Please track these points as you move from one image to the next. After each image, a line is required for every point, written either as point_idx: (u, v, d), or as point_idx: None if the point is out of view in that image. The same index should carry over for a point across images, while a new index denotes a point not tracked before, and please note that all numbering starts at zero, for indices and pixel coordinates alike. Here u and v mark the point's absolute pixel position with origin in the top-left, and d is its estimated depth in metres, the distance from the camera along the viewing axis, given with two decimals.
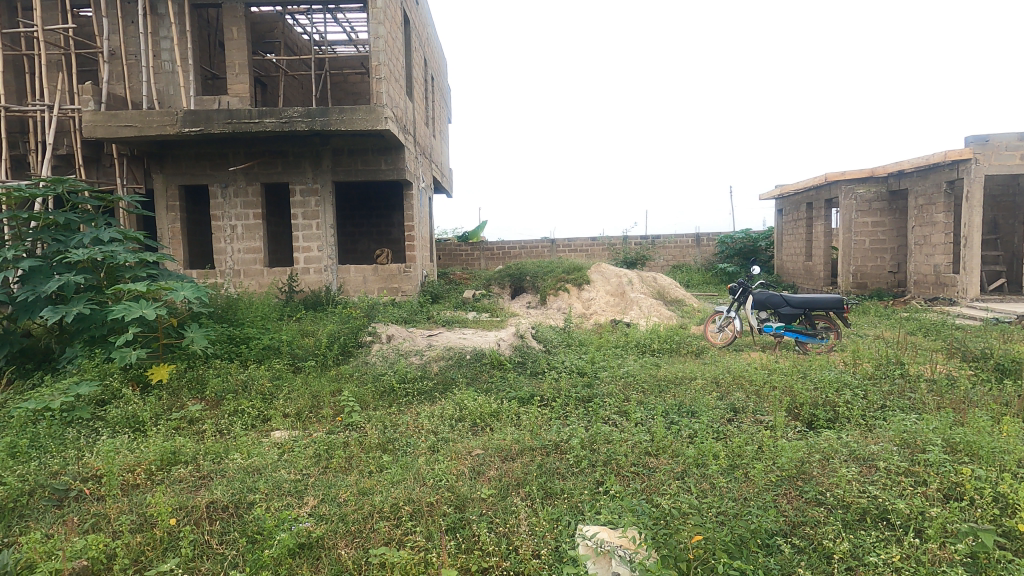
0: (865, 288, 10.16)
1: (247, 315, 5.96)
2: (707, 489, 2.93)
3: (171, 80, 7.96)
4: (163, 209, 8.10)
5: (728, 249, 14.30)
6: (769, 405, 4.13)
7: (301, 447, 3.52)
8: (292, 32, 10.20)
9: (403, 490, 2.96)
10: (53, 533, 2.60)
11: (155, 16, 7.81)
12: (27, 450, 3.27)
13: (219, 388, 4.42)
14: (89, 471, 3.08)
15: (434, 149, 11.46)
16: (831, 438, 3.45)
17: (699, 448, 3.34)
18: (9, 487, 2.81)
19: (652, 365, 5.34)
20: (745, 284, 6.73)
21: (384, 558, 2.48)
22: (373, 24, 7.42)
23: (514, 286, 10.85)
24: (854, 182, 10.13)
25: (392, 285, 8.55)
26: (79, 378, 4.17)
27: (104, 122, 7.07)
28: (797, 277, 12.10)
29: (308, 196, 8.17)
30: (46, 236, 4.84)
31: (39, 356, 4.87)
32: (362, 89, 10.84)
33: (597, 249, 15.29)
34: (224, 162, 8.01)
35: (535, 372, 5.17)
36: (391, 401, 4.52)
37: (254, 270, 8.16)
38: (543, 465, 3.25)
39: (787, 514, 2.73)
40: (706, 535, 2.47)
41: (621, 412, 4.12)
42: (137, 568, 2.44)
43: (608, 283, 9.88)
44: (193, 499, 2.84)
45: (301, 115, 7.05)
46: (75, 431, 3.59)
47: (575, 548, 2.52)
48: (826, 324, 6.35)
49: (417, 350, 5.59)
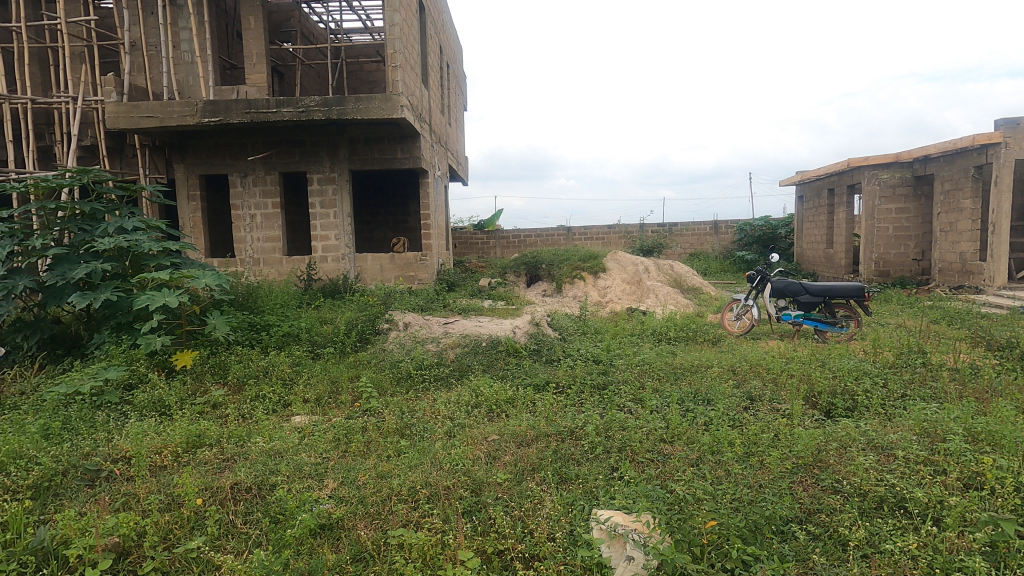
0: (888, 276, 9.98)
1: (267, 303, 6.07)
2: (722, 475, 2.94)
3: (190, 70, 8.05)
4: (185, 198, 8.24)
5: (747, 236, 14.12)
6: (785, 393, 4.11)
7: (321, 432, 3.60)
8: (308, 20, 10.24)
9: (421, 473, 3.02)
10: (86, 510, 2.69)
11: (174, 7, 7.90)
12: (60, 432, 3.40)
13: (241, 373, 4.52)
14: (119, 452, 3.18)
15: (449, 137, 11.43)
16: (849, 426, 3.43)
17: (714, 435, 3.35)
18: (44, 466, 2.92)
19: (668, 353, 5.33)
20: (763, 271, 6.63)
21: (402, 539, 2.53)
22: (388, 12, 7.42)
23: (530, 274, 10.86)
24: (878, 168, 9.89)
25: (409, 273, 8.63)
26: (107, 363, 4.29)
27: (126, 113, 7.18)
28: (817, 265, 11.91)
29: (325, 185, 8.23)
30: (73, 225, 4.95)
31: (68, 342, 5.01)
32: (378, 77, 10.86)
33: (613, 236, 15.21)
34: (243, 151, 8.10)
35: (550, 359, 5.20)
36: (408, 387, 4.60)
37: (273, 259, 8.28)
38: (559, 450, 3.29)
39: (803, 501, 2.74)
40: (721, 520, 2.48)
41: (636, 399, 4.13)
42: (166, 544, 2.53)
43: (623, 272, 9.83)
44: (218, 480, 2.93)
45: (318, 103, 7.08)
46: (105, 413, 3.72)
47: (590, 532, 2.55)
48: (847, 313, 6.27)
49: (434, 337, 5.64)
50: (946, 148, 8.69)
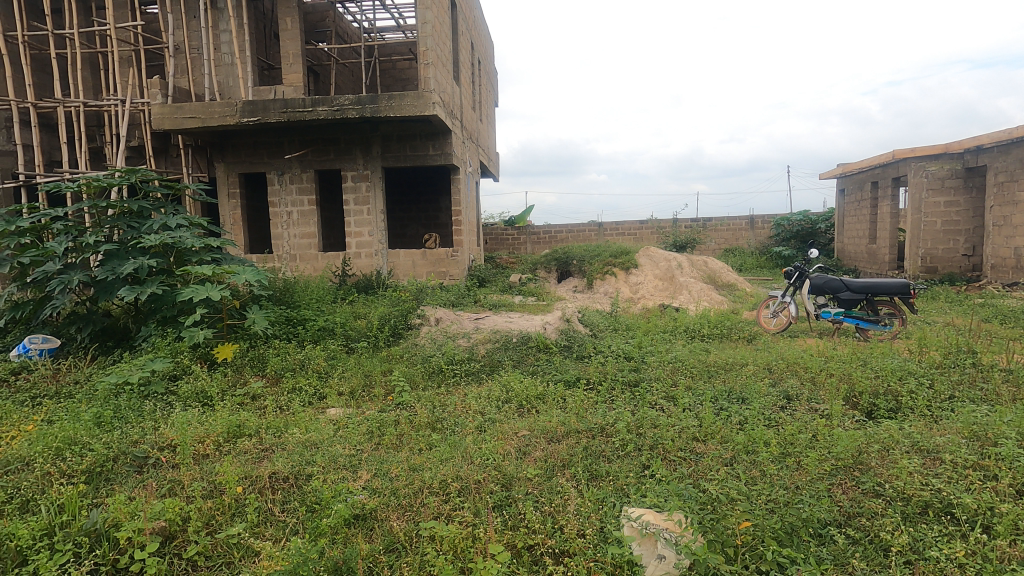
0: (935, 273, 9.58)
1: (303, 298, 6.21)
2: (758, 476, 2.88)
3: (230, 72, 8.30)
4: (225, 195, 8.49)
5: (785, 231, 13.73)
6: (824, 393, 3.99)
7: (355, 424, 3.68)
8: (342, 20, 10.42)
9: (452, 467, 3.06)
10: (135, 495, 2.82)
11: (215, 10, 8.14)
12: (111, 420, 3.57)
13: (279, 366, 4.66)
14: (164, 441, 3.31)
15: (481, 133, 11.47)
16: (892, 428, 3.32)
17: (749, 434, 3.28)
18: (97, 452, 3.07)
19: (702, 350, 5.25)
20: (801, 267, 6.43)
21: (433, 532, 2.56)
22: (421, 9, 7.48)
23: (561, 270, 10.81)
24: (925, 159, 9.46)
25: (440, 269, 8.73)
26: (154, 355, 4.48)
27: (171, 114, 7.45)
28: (860, 260, 11.50)
29: (359, 182, 8.37)
30: (122, 223, 5.17)
31: (118, 334, 5.23)
32: (410, 75, 10.99)
33: (646, 232, 15.02)
34: (280, 150, 8.31)
35: (581, 356, 5.17)
36: (439, 381, 4.65)
37: (309, 255, 8.47)
38: (589, 447, 3.28)
39: (842, 504, 2.66)
40: (756, 521, 2.44)
41: (668, 397, 4.07)
42: (208, 530, 2.62)
43: (656, 268, 9.68)
44: (257, 470, 3.03)
45: (352, 102, 7.20)
46: (152, 403, 3.89)
47: (620, 529, 2.54)
48: (890, 311, 5.99)
49: (465, 332, 5.70)
50: (1000, 137, 8.26)
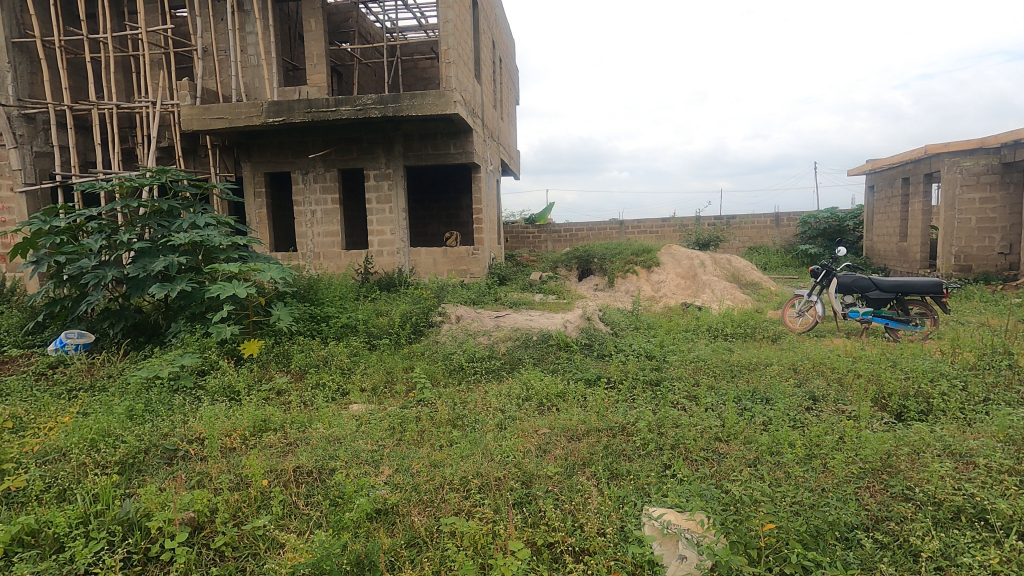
0: (970, 271, 9.29)
1: (326, 295, 6.30)
2: (781, 477, 2.84)
3: (256, 73, 8.46)
4: (252, 194, 8.66)
5: (812, 229, 13.45)
6: (851, 394, 3.91)
7: (377, 420, 3.72)
8: (365, 20, 10.52)
9: (473, 463, 3.08)
10: (166, 486, 2.90)
11: (241, 13, 8.30)
12: (143, 413, 3.67)
13: (303, 362, 4.73)
14: (193, 434, 3.40)
15: (502, 131, 11.48)
16: (922, 430, 3.24)
17: (773, 435, 3.24)
18: (129, 444, 3.16)
19: (725, 349, 5.18)
20: (829, 265, 6.29)
21: (453, 527, 2.58)
22: (442, 8, 7.52)
23: (582, 268, 10.77)
24: (959, 154, 9.16)
25: (461, 267, 8.77)
26: (183, 351, 4.59)
27: (199, 115, 7.62)
28: (890, 259, 11.20)
29: (381, 180, 8.45)
30: (152, 222, 5.31)
31: (149, 330, 5.38)
32: (432, 74, 11.05)
33: (668, 230, 14.86)
34: (304, 149, 8.43)
35: (602, 355, 5.14)
36: (460, 378, 4.68)
37: (332, 253, 8.59)
38: (610, 446, 3.27)
39: (870, 507, 2.61)
40: (780, 523, 2.39)
41: (690, 396, 4.03)
42: (235, 521, 2.67)
43: (678, 266, 9.59)
44: (282, 463, 3.09)
45: (374, 101, 7.27)
46: (181, 397, 3.99)
47: (641, 529, 2.52)
48: (922, 310, 5.83)
49: (485, 330, 5.73)
50: None
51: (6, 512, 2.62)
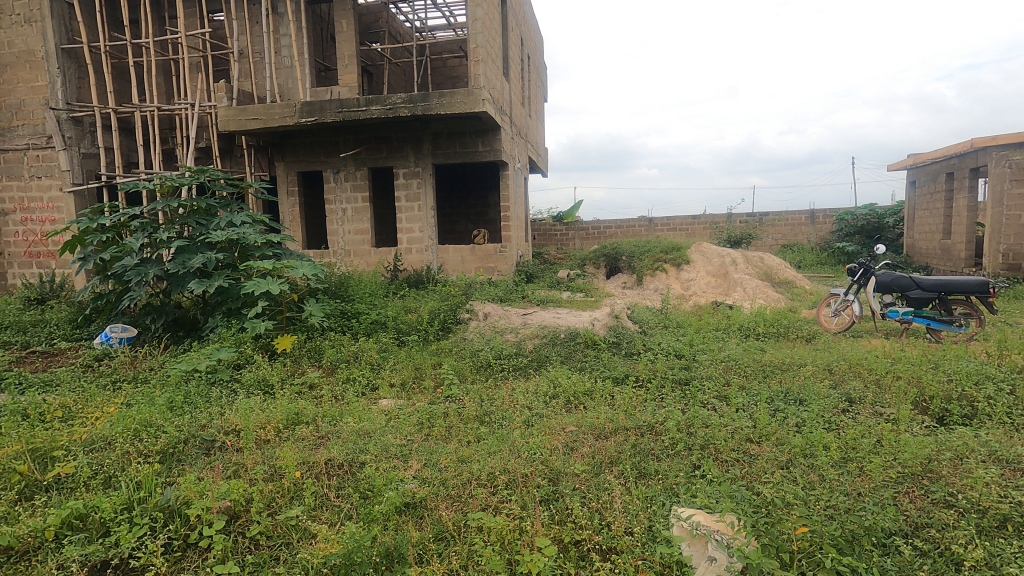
0: (1018, 271, 8.89)
1: (356, 292, 6.41)
2: (816, 481, 2.77)
3: (290, 75, 8.65)
4: (285, 193, 8.85)
5: (849, 226, 13.05)
6: (890, 396, 3.78)
7: (406, 415, 3.78)
8: (395, 20, 10.66)
9: (500, 460, 3.10)
10: (204, 475, 3.00)
11: (276, 15, 8.50)
12: (182, 404, 3.80)
13: (334, 357, 4.83)
14: (230, 426, 3.51)
15: (530, 129, 11.48)
16: (966, 435, 3.12)
17: (807, 437, 3.16)
18: (170, 434, 3.28)
19: (757, 349, 5.08)
20: (867, 263, 6.07)
21: (481, 523, 2.60)
22: (471, 7, 7.56)
23: (610, 266, 10.70)
24: (1008, 148, 8.75)
25: (489, 265, 8.81)
26: (220, 345, 4.74)
27: (236, 116, 7.83)
28: (932, 257, 10.79)
29: (410, 178, 8.54)
30: (191, 220, 5.48)
31: (188, 325, 5.56)
32: (460, 72, 11.12)
33: (698, 227, 14.62)
34: (336, 148, 8.59)
35: (631, 353, 5.09)
36: (487, 375, 4.70)
37: (362, 250, 8.72)
38: (638, 445, 3.24)
39: (909, 513, 2.52)
40: (814, 527, 2.33)
41: (721, 396, 3.97)
42: (269, 511, 2.75)
43: (709, 264, 9.44)
44: (314, 456, 3.16)
45: (404, 100, 7.34)
46: (218, 390, 4.12)
47: (669, 529, 2.50)
48: (966, 310, 5.61)
49: (513, 327, 5.74)
50: None
51: (57, 497, 2.75)
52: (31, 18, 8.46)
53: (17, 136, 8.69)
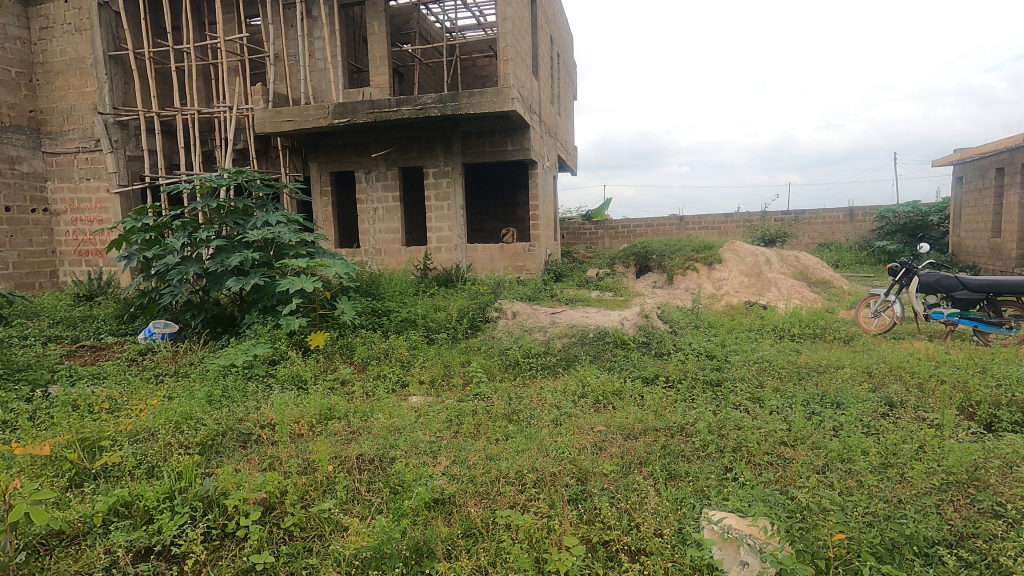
0: None
1: (387, 290, 6.49)
2: (854, 487, 2.69)
3: (323, 77, 8.82)
4: (318, 193, 9.04)
5: (890, 224, 12.60)
6: (934, 401, 3.64)
7: (435, 412, 3.82)
8: (426, 21, 10.77)
9: (528, 458, 3.10)
10: (241, 467, 3.09)
11: (310, 19, 8.69)
12: (220, 398, 3.93)
13: (365, 354, 4.91)
14: (265, 420, 3.61)
15: (559, 128, 11.45)
16: (1016, 443, 2.98)
17: (844, 441, 3.07)
18: (209, 427, 3.39)
19: (792, 350, 4.95)
20: (910, 263, 5.82)
21: (509, 520, 2.61)
22: (501, 6, 7.57)
23: (640, 265, 10.61)
24: None
25: (517, 263, 8.82)
26: (256, 341, 4.88)
27: (272, 118, 8.02)
28: (980, 256, 10.33)
29: (440, 178, 8.61)
30: (229, 220, 5.64)
31: (226, 321, 5.73)
32: (490, 72, 11.16)
33: (731, 225, 14.34)
34: (367, 149, 8.72)
35: (661, 353, 5.03)
36: (516, 373, 4.72)
37: (393, 249, 8.84)
38: (667, 446, 3.20)
39: (953, 523, 2.43)
40: (851, 534, 2.26)
41: (754, 398, 3.88)
42: (303, 503, 2.82)
43: (742, 263, 9.24)
44: (345, 450, 3.22)
45: (434, 101, 7.40)
46: (254, 384, 4.24)
47: (700, 532, 2.47)
48: (1017, 312, 5.36)
49: (541, 326, 5.73)
50: None
51: (104, 484, 2.87)
52: (81, 27, 8.85)
53: (68, 140, 9.11)
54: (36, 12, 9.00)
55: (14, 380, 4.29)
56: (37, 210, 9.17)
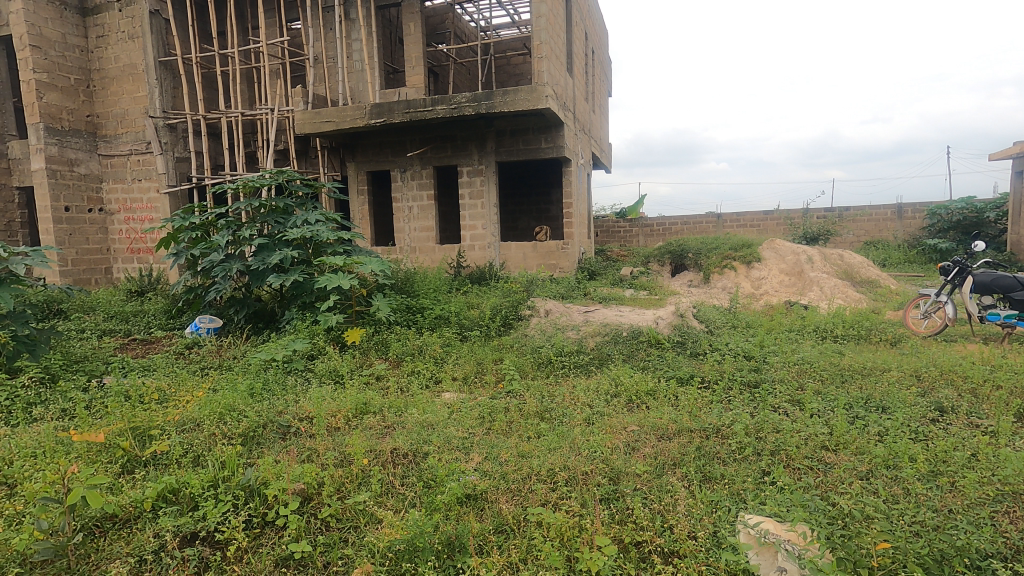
0: None
1: (421, 287, 6.57)
2: (900, 494, 2.59)
3: (361, 78, 8.98)
4: (355, 192, 9.22)
5: (942, 222, 12.04)
6: (989, 407, 3.47)
7: (468, 409, 3.85)
8: (461, 20, 10.85)
9: (560, 456, 3.09)
10: (281, 458, 3.19)
11: (348, 21, 8.85)
12: (261, 391, 4.05)
13: (400, 350, 4.99)
14: (304, 413, 3.71)
15: (593, 125, 11.37)
16: None
17: (890, 447, 2.95)
18: (251, 419, 3.50)
19: (834, 352, 4.79)
20: (963, 262, 5.56)
21: (541, 518, 2.61)
22: (535, 3, 7.55)
23: (675, 264, 10.45)
24: None
25: (551, 261, 8.81)
26: (295, 336, 5.02)
27: (311, 119, 8.22)
28: None
29: (474, 176, 8.66)
30: (270, 220, 5.81)
31: (267, 317, 5.91)
32: (524, 70, 11.17)
33: (771, 223, 13.97)
34: (403, 148, 8.85)
35: (696, 353, 4.93)
36: (548, 371, 4.72)
37: (427, 247, 8.93)
38: (703, 447, 3.14)
39: (1008, 535, 2.30)
40: (897, 543, 2.17)
41: (794, 400, 3.78)
42: (339, 495, 2.88)
43: (782, 262, 8.98)
44: (380, 444, 3.28)
45: (468, 99, 7.44)
46: (293, 378, 4.36)
47: (735, 536, 2.42)
48: None
49: (574, 324, 5.71)
50: None
51: (153, 471, 3.01)
52: (134, 34, 9.25)
53: (122, 143, 9.55)
54: (93, 21, 9.46)
55: (72, 371, 4.53)
56: (93, 210, 9.67)
